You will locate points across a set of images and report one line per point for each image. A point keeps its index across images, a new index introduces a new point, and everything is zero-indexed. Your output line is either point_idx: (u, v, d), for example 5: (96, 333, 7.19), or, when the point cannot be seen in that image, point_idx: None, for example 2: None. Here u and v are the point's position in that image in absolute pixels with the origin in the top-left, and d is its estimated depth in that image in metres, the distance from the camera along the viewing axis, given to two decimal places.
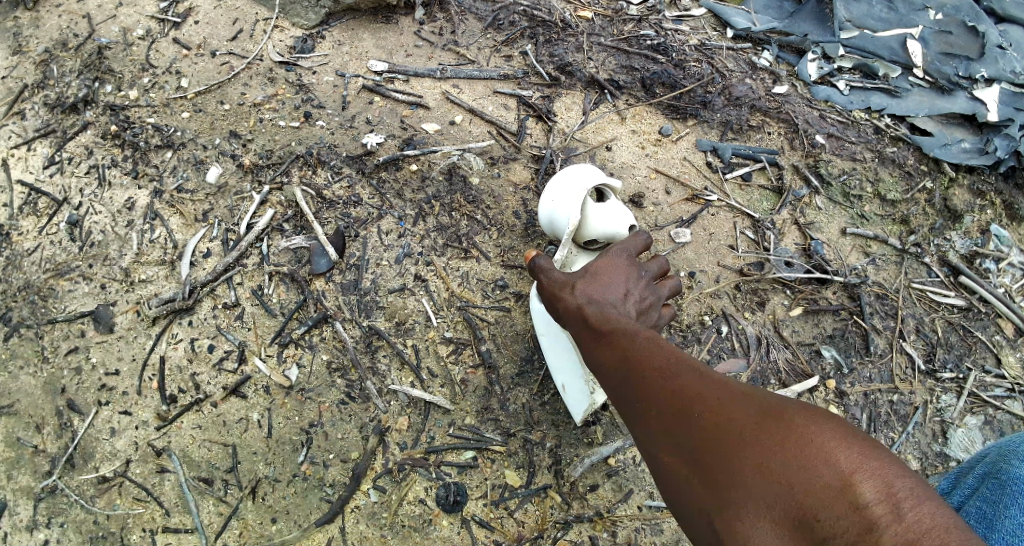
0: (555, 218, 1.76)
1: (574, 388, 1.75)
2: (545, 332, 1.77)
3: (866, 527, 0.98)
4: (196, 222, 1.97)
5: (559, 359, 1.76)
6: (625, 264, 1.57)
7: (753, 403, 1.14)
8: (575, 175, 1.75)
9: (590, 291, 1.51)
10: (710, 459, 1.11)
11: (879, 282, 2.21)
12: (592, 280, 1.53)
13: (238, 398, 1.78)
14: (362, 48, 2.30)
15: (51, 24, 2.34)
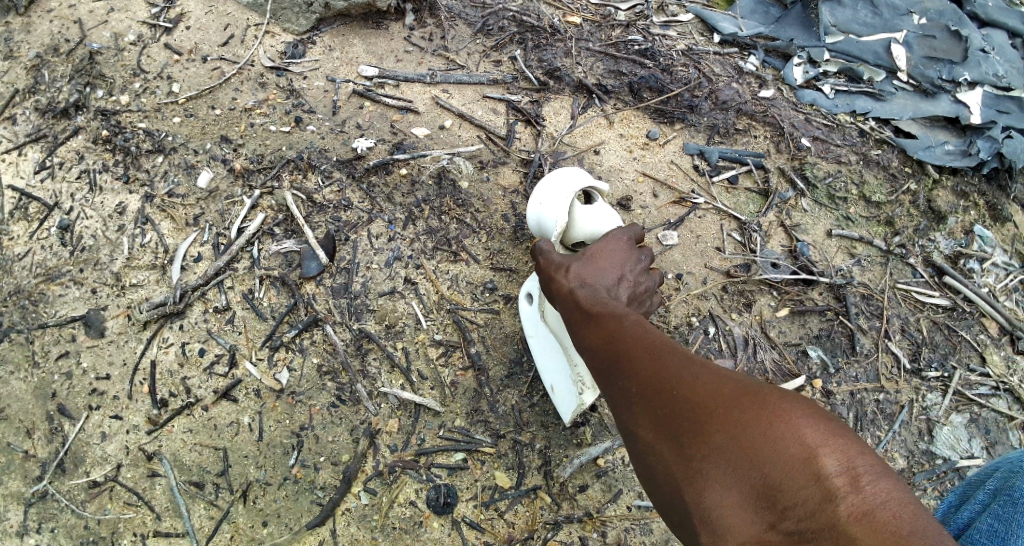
0: (542, 220, 1.77)
1: (564, 387, 1.75)
2: (532, 334, 1.81)
3: (824, 499, 0.99)
4: (187, 227, 1.98)
5: (547, 359, 1.78)
6: (619, 251, 1.58)
7: (725, 379, 1.15)
8: (563, 178, 1.77)
9: (582, 272, 1.51)
10: (680, 430, 1.12)
11: (865, 282, 2.24)
12: (583, 262, 1.53)
13: (229, 401, 1.79)
14: (352, 53, 2.31)
15: (42, 29, 2.34)
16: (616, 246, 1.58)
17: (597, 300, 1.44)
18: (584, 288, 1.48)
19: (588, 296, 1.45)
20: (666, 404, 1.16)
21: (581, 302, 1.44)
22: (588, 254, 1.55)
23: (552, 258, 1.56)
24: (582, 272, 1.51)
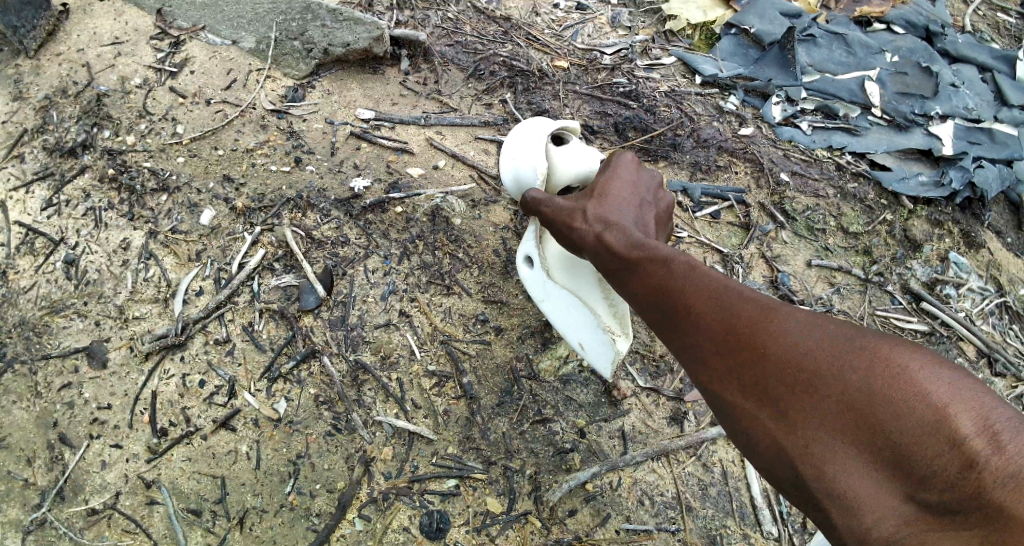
0: (519, 173, 1.78)
1: (590, 333, 1.77)
2: (542, 294, 1.84)
3: (966, 463, 0.92)
4: (189, 262, 2.06)
5: (565, 310, 1.80)
6: (621, 175, 1.50)
7: (826, 332, 1.04)
8: (529, 128, 1.79)
9: (594, 214, 1.43)
10: (786, 399, 1.05)
11: (845, 310, 2.30)
12: (596, 205, 1.45)
13: (228, 430, 1.84)
14: (350, 97, 2.43)
15: (51, 72, 2.44)
16: (616, 171, 1.51)
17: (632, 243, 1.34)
18: (610, 233, 1.38)
19: (620, 240, 1.36)
20: (763, 371, 1.07)
21: (615, 252, 1.35)
22: (593, 192, 1.49)
23: (560, 213, 1.50)
24: (594, 214, 1.43)
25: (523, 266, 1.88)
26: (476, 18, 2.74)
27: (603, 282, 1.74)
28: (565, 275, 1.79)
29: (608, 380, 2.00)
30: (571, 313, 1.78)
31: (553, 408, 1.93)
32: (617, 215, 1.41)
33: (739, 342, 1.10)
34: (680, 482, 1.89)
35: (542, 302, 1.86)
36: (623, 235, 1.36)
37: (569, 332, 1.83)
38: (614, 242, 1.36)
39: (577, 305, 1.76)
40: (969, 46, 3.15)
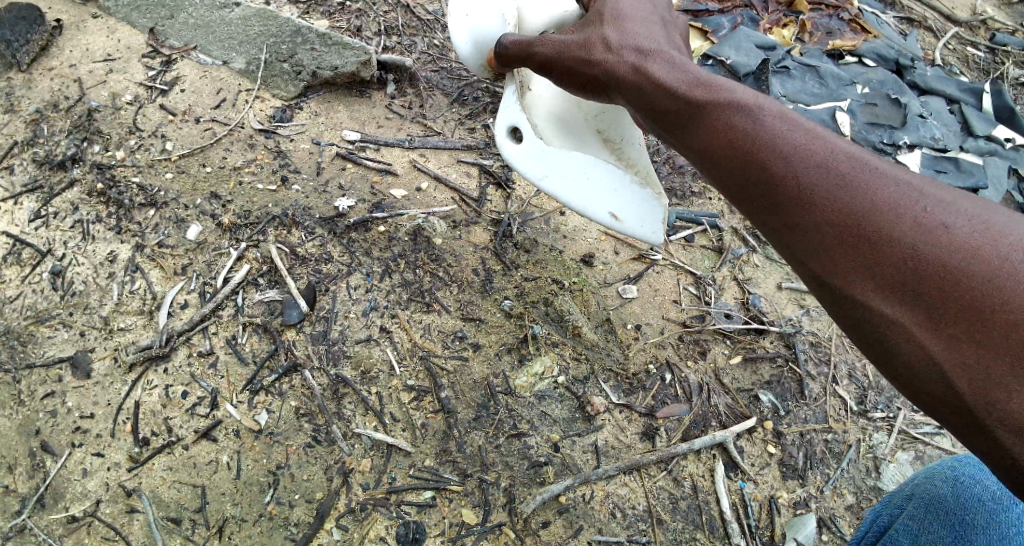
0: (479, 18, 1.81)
1: (620, 192, 1.68)
2: (547, 166, 1.75)
3: None
4: (175, 275, 2.11)
5: (580, 173, 1.72)
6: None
7: (956, 224, 1.06)
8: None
9: (613, 41, 1.47)
10: (938, 303, 1.04)
11: (814, 331, 2.37)
12: (611, 27, 1.49)
13: (209, 441, 1.88)
14: (337, 119, 2.50)
15: (43, 86, 2.49)
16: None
17: (688, 85, 1.35)
18: (646, 60, 1.42)
19: (661, 68, 1.39)
20: (907, 274, 1.06)
21: (655, 78, 1.39)
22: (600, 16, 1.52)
23: (572, 49, 1.53)
24: (612, 42, 1.47)
25: (513, 149, 1.80)
26: None
27: (606, 135, 1.88)
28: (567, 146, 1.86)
29: (581, 396, 2.07)
30: (589, 175, 1.71)
31: (528, 423, 2.00)
32: (642, 34, 1.46)
33: (834, 196, 1.13)
34: (651, 496, 1.96)
35: (543, 179, 1.76)
36: (666, 65, 1.40)
37: (588, 202, 1.72)
38: (667, 78, 1.38)
39: (598, 158, 1.70)
40: (938, 78, 3.30)
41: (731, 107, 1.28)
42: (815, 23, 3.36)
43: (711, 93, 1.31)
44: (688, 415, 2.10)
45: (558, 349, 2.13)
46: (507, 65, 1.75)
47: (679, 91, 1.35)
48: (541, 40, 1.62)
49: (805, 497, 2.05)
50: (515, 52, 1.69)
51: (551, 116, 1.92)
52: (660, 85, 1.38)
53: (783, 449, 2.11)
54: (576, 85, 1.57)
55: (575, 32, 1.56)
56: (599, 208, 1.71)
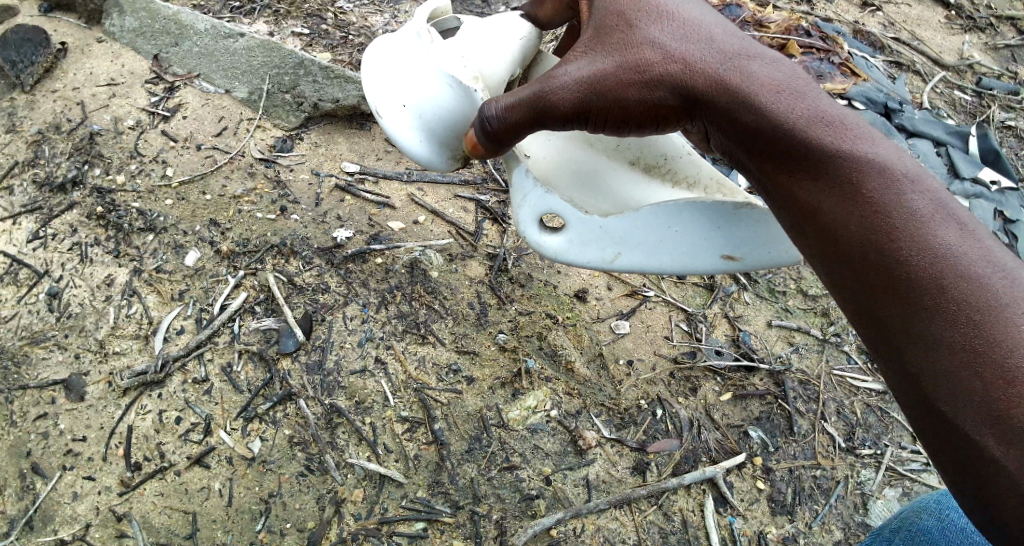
0: (421, 108, 1.59)
1: (720, 232, 1.52)
2: (616, 244, 1.59)
3: None
4: (172, 301, 2.13)
5: (663, 236, 1.55)
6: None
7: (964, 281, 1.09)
8: (398, 40, 1.63)
9: (673, 51, 1.37)
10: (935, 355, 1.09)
11: (803, 369, 2.41)
12: (663, 27, 1.40)
13: (201, 467, 1.89)
14: (337, 150, 2.55)
15: (45, 107, 2.52)
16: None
17: (788, 103, 1.28)
18: (727, 70, 1.34)
19: (747, 77, 1.33)
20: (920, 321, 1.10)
21: (743, 94, 1.31)
22: (634, 21, 1.41)
23: (618, 70, 1.37)
24: (673, 52, 1.37)
25: (567, 244, 1.64)
26: None
27: (643, 162, 1.77)
28: (611, 204, 1.74)
29: (574, 430, 2.09)
30: (673, 234, 1.54)
31: (520, 456, 2.02)
32: (703, 33, 1.40)
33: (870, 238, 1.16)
34: (641, 530, 1.98)
35: (619, 258, 1.61)
36: (754, 75, 1.33)
37: (686, 256, 1.56)
38: (759, 100, 1.30)
39: (676, 212, 1.51)
40: (926, 121, 3.39)
41: (838, 136, 1.23)
42: (807, 66, 3.46)
43: (814, 120, 1.25)
44: (679, 450, 2.13)
45: (552, 384, 2.15)
46: (506, 142, 1.46)
47: (778, 112, 1.27)
48: (551, 87, 1.38)
49: (793, 533, 2.07)
50: (524, 108, 1.40)
51: (570, 180, 1.82)
52: (756, 111, 1.30)
53: (772, 485, 2.14)
54: (625, 117, 1.41)
55: (602, 51, 1.40)
56: (705, 257, 1.55)
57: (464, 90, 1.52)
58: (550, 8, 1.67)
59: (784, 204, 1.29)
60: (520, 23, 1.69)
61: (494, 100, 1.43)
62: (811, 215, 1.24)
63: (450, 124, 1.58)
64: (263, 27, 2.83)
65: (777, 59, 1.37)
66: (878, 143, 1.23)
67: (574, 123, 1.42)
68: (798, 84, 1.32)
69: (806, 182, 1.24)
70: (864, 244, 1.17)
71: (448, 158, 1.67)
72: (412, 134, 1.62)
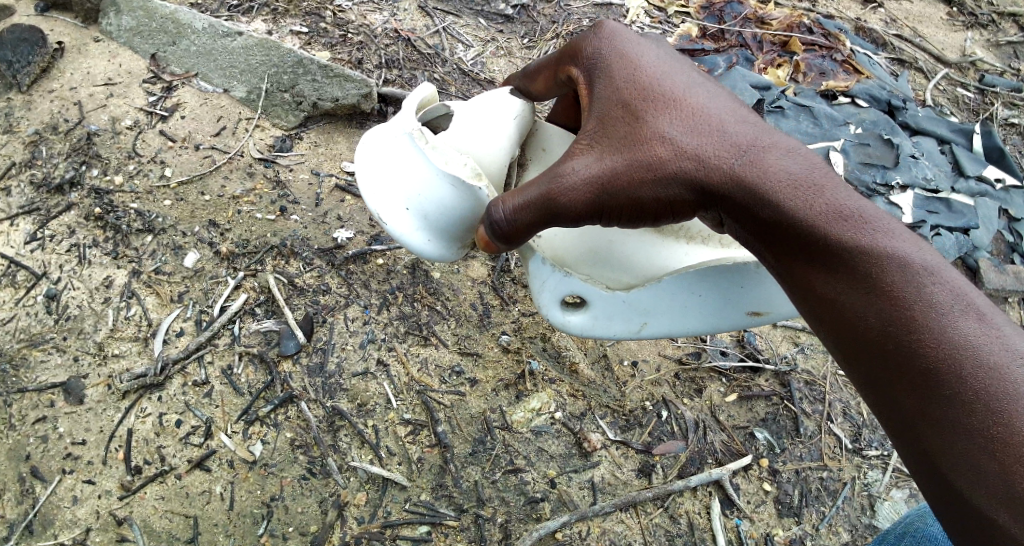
0: (424, 208, 1.44)
1: (747, 287, 1.45)
2: (640, 315, 1.55)
3: None
4: (171, 303, 2.10)
5: (688, 302, 1.50)
6: (636, 52, 1.36)
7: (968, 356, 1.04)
8: (386, 140, 1.48)
9: (685, 147, 1.23)
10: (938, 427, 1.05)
11: (808, 370, 2.39)
12: (671, 118, 1.26)
13: (202, 471, 1.86)
14: (336, 150, 2.54)
15: (42, 108, 2.49)
16: (631, 54, 1.36)
17: (807, 199, 1.15)
18: (742, 164, 1.20)
19: (766, 173, 1.19)
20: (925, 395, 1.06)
21: (762, 191, 1.17)
22: (638, 112, 1.28)
23: (628, 168, 1.24)
24: (685, 148, 1.23)
25: (592, 320, 1.59)
26: (461, 79, 2.87)
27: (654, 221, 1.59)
28: (631, 275, 1.57)
29: (578, 432, 2.07)
30: (698, 299, 1.49)
31: (524, 459, 1.99)
32: (714, 119, 1.25)
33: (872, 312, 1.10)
34: (647, 533, 1.96)
35: (645, 327, 1.57)
36: (773, 169, 1.18)
37: (713, 319, 1.52)
38: (778, 196, 1.16)
39: (699, 280, 1.46)
40: (929, 119, 3.38)
41: (856, 229, 1.12)
42: (809, 64, 3.46)
43: (833, 213, 1.13)
44: (685, 452, 2.11)
45: (556, 385, 2.13)
46: (518, 241, 1.32)
47: (797, 211, 1.15)
48: (561, 188, 1.25)
49: (800, 535, 2.05)
50: (532, 210, 1.26)
51: (577, 251, 1.59)
52: (774, 208, 1.16)
53: (778, 487, 2.11)
54: (638, 214, 1.27)
55: (607, 147, 1.27)
56: (733, 318, 1.51)
57: (471, 188, 1.38)
58: (542, 84, 1.50)
59: (796, 292, 1.20)
60: (512, 99, 1.53)
61: (499, 203, 1.28)
62: (825, 305, 1.15)
63: (460, 221, 1.44)
64: (261, 25, 2.80)
65: (796, 147, 1.22)
66: (896, 231, 1.13)
67: (585, 222, 1.29)
68: (820, 175, 1.18)
69: (820, 274, 1.15)
70: (880, 337, 1.09)
71: (457, 248, 1.53)
72: (415, 230, 1.48)
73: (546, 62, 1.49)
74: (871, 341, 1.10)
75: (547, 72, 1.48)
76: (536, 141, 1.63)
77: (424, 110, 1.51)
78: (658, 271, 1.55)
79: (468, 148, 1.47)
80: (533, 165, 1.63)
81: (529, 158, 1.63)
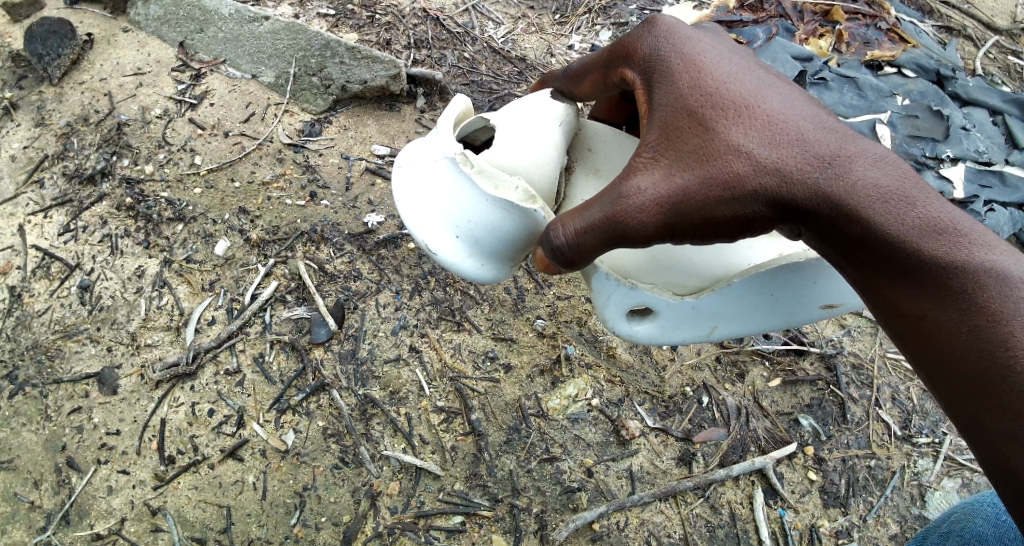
0: (473, 232, 1.38)
1: (819, 283, 1.38)
2: (711, 319, 1.46)
3: None
4: (202, 291, 2.09)
5: (759, 303, 1.43)
6: (698, 52, 1.25)
7: None
8: (425, 165, 1.40)
9: (762, 158, 1.12)
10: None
11: (855, 352, 2.28)
12: (744, 127, 1.15)
13: (235, 460, 1.85)
14: (366, 133, 2.49)
15: (74, 99, 2.50)
16: (693, 54, 1.24)
17: (898, 213, 1.05)
18: (828, 176, 1.10)
19: (854, 187, 1.08)
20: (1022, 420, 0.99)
21: (850, 205, 1.07)
22: (706, 122, 1.17)
23: (702, 186, 1.14)
24: (762, 159, 1.13)
25: (660, 329, 1.50)
26: (491, 58, 2.79)
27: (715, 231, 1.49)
28: (696, 279, 1.47)
29: (616, 419, 2.00)
30: (768, 299, 1.42)
31: (561, 447, 1.94)
32: (792, 126, 1.14)
33: (968, 334, 1.02)
34: (687, 524, 1.89)
35: (715, 331, 1.49)
36: (861, 180, 1.08)
37: (785, 317, 1.45)
38: (869, 211, 1.06)
39: (771, 278, 1.38)
40: (981, 89, 3.20)
41: (953, 244, 1.03)
42: (852, 33, 3.31)
43: (928, 226, 1.04)
44: (726, 440, 2.03)
45: (592, 371, 2.07)
46: (573, 264, 1.26)
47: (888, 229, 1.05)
48: (627, 208, 1.17)
49: (848, 526, 1.97)
50: (597, 232, 1.20)
51: (636, 258, 1.48)
52: (865, 224, 1.07)
53: (824, 476, 2.03)
54: (710, 233, 1.18)
55: (673, 162, 1.17)
56: (805, 313, 1.44)
57: (524, 211, 1.32)
58: (587, 87, 1.44)
59: (878, 306, 1.12)
60: (553, 103, 1.47)
61: (559, 224, 1.23)
62: (913, 322, 1.07)
63: (513, 241, 1.38)
64: (288, 9, 2.76)
65: (885, 154, 1.11)
66: (993, 242, 1.04)
67: (655, 243, 1.21)
68: (911, 185, 1.07)
69: (908, 291, 1.06)
70: (972, 355, 1.02)
71: (508, 268, 1.47)
72: (464, 256, 1.41)
73: (592, 64, 1.42)
74: (962, 360, 1.03)
75: (594, 75, 1.41)
76: (582, 140, 1.56)
77: (461, 125, 1.45)
78: (725, 272, 1.45)
79: (512, 162, 1.41)
80: (581, 168, 1.55)
81: (576, 160, 1.55)
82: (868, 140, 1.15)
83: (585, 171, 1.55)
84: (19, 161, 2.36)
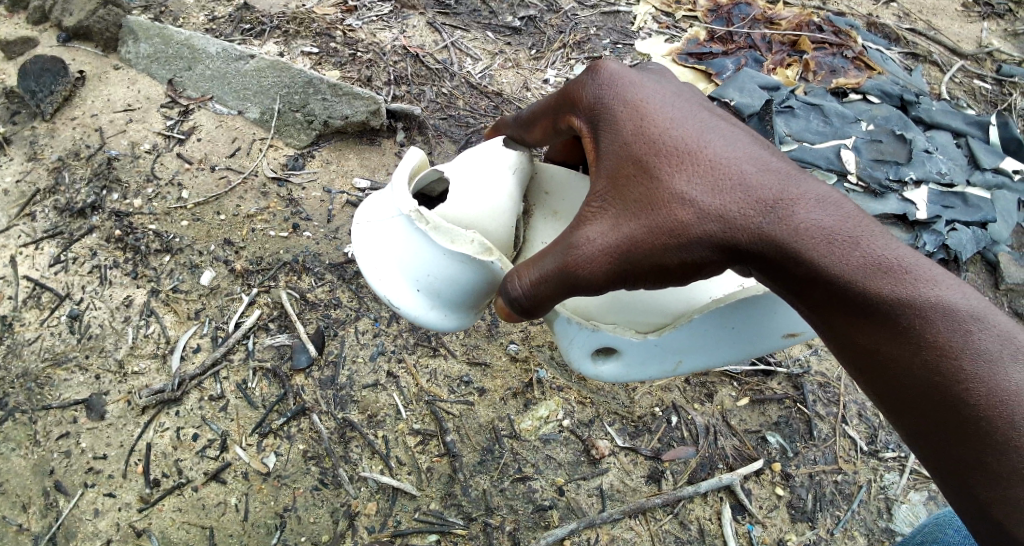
0: (433, 284, 1.48)
1: (777, 314, 1.45)
2: (676, 354, 1.55)
3: None
4: (188, 320, 2.17)
5: (722, 335, 1.51)
6: (641, 99, 1.33)
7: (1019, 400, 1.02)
8: (384, 222, 1.50)
9: (705, 206, 1.19)
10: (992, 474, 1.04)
11: (822, 371, 2.37)
12: (688, 174, 1.22)
13: (217, 483, 1.92)
14: (348, 166, 2.59)
15: (66, 134, 2.59)
16: (636, 101, 1.33)
17: (844, 254, 1.10)
18: (771, 219, 1.15)
19: (798, 231, 1.13)
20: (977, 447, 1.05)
21: (793, 249, 1.12)
22: (651, 170, 1.25)
23: (648, 235, 1.23)
24: (705, 207, 1.19)
25: (626, 368, 1.59)
26: (469, 93, 2.91)
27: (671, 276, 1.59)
28: (658, 316, 1.56)
29: (587, 439, 2.08)
30: (730, 332, 1.50)
31: (533, 467, 2.02)
32: (734, 170, 1.19)
33: (917, 369, 1.07)
34: (657, 540, 1.96)
35: (681, 365, 1.58)
36: (803, 223, 1.13)
37: (746, 348, 1.53)
38: (812, 254, 1.11)
39: (730, 313, 1.46)
40: (944, 112, 3.33)
41: (898, 282, 1.07)
42: (819, 62, 3.45)
43: (871, 266, 1.08)
44: (694, 458, 2.11)
45: (563, 393, 2.15)
46: (527, 313, 1.37)
47: (831, 272, 1.10)
48: (578, 259, 1.27)
49: (815, 540, 2.04)
50: (551, 282, 1.30)
51: (596, 302, 1.58)
52: (807, 266, 1.12)
53: (791, 491, 2.11)
54: (663, 277, 1.26)
55: (621, 211, 1.26)
56: (768, 341, 1.51)
57: (482, 263, 1.40)
58: (539, 133, 1.51)
59: (830, 342, 1.18)
60: (506, 151, 1.58)
61: (516, 276, 1.34)
62: (863, 358, 1.13)
63: (471, 291, 1.47)
64: (273, 47, 2.87)
65: (826, 193, 1.16)
66: (939, 276, 1.08)
67: (609, 289, 1.30)
68: (853, 224, 1.12)
69: (858, 330, 1.12)
70: (923, 387, 1.07)
71: (468, 316, 1.57)
72: (425, 307, 1.52)
73: (541, 112, 1.49)
74: (916, 394, 1.09)
75: (546, 122, 1.48)
76: (539, 184, 1.68)
77: (417, 178, 1.53)
78: (684, 307, 1.56)
79: (467, 212, 1.52)
80: (538, 211, 1.68)
81: (534, 203, 1.68)
82: (811, 178, 1.19)
83: (542, 213, 1.67)
84: (11, 194, 2.44)
